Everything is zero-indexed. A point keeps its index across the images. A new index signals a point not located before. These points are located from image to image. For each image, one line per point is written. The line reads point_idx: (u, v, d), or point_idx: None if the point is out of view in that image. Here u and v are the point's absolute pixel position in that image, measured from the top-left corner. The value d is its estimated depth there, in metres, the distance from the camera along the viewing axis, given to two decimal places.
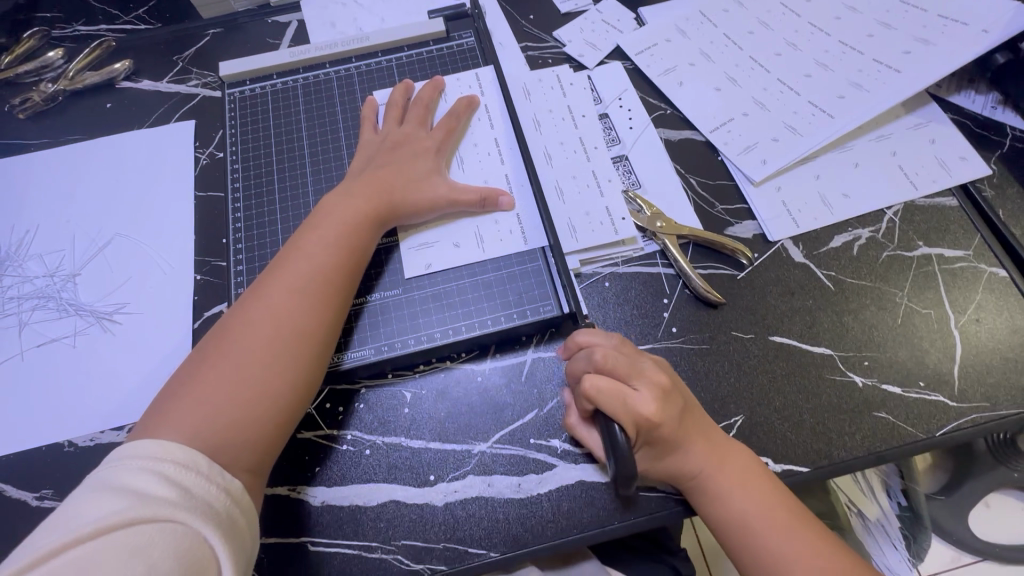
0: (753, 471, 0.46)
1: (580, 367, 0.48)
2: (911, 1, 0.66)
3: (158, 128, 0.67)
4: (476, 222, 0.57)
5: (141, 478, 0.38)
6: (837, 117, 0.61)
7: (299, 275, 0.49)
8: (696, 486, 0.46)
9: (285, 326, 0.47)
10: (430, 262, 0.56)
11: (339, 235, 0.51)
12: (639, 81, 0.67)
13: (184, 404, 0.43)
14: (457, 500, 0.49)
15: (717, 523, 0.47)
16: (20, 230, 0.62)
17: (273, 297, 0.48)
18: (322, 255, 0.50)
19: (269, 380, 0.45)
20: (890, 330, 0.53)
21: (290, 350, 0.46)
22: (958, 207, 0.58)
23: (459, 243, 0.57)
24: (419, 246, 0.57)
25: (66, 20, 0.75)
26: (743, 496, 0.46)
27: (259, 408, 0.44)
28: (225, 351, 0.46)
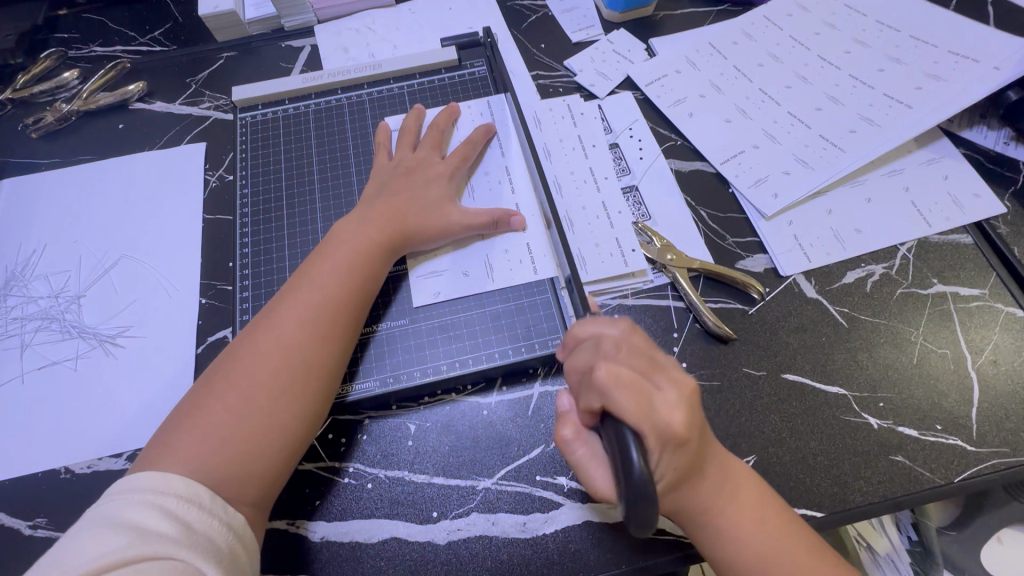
0: (787, 529, 0.42)
1: (579, 363, 0.41)
2: (922, 38, 0.67)
3: (169, 149, 0.67)
4: (486, 250, 0.57)
5: (143, 513, 0.37)
6: (848, 151, 0.61)
7: (309, 303, 0.48)
8: (726, 545, 0.41)
9: (294, 355, 0.46)
10: (439, 291, 0.55)
11: (350, 262, 0.51)
12: (649, 111, 0.67)
13: (190, 435, 0.42)
14: (460, 538, 0.47)
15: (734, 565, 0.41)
16: (27, 249, 0.62)
17: (283, 326, 0.47)
18: (334, 283, 0.50)
19: (277, 411, 0.44)
20: (906, 370, 0.52)
21: (298, 380, 0.46)
22: (973, 245, 0.58)
23: (469, 272, 0.56)
24: (429, 275, 0.56)
25: (82, 41, 0.76)
26: (761, 535, 0.41)
27: (265, 440, 0.44)
28: (233, 381, 0.45)
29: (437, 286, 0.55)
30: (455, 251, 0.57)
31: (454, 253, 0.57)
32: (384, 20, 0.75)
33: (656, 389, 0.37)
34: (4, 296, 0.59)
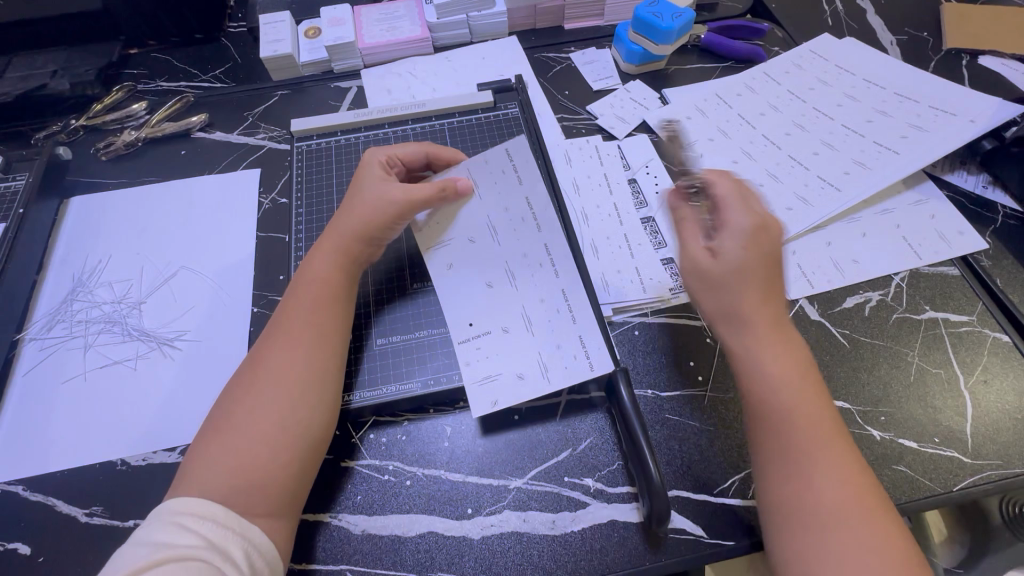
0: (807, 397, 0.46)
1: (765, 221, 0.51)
2: (904, 94, 0.75)
3: (227, 173, 0.74)
4: (540, 343, 0.56)
5: (162, 532, 0.41)
6: (843, 191, 0.67)
7: (281, 326, 0.52)
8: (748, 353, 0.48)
9: (271, 373, 0.48)
10: (497, 404, 0.53)
11: (317, 284, 0.54)
12: (663, 151, 0.74)
13: (199, 462, 0.45)
14: (493, 534, 0.50)
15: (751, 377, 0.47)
16: (94, 259, 0.67)
17: (265, 350, 0.50)
18: (303, 303, 0.53)
19: (269, 422, 0.46)
20: (903, 388, 0.57)
21: (277, 393, 0.47)
22: (960, 276, 0.63)
23: (523, 373, 0.55)
24: (480, 386, 0.54)
25: (150, 77, 0.84)
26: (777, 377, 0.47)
27: (258, 452, 0.45)
28: (225, 408, 0.48)
29: (498, 393, 0.54)
30: (511, 354, 0.55)
31: (507, 351, 0.55)
32: (424, 66, 0.83)
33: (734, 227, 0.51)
34: (70, 301, 0.64)
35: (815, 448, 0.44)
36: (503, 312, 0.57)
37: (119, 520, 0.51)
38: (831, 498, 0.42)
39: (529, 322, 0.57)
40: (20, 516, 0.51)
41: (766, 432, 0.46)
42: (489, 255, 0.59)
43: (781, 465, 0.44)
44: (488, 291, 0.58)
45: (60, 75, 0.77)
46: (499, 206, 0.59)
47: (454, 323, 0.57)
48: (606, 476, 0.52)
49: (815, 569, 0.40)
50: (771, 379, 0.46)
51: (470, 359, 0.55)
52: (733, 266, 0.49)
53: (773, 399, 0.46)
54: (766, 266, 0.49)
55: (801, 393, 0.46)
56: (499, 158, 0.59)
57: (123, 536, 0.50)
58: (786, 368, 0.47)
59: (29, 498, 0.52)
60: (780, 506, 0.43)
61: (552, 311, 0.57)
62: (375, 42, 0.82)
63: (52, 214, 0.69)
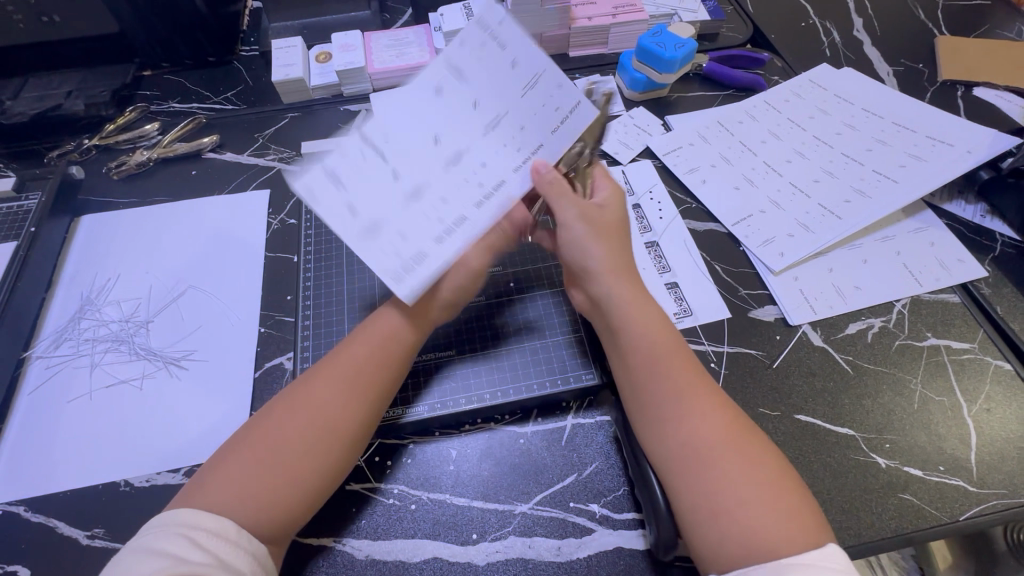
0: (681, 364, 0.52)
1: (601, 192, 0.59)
2: (902, 124, 0.77)
3: (237, 194, 0.75)
4: (426, 245, 0.47)
5: (174, 544, 0.40)
6: (844, 218, 0.69)
7: (338, 372, 0.51)
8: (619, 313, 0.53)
9: (318, 419, 0.48)
10: (351, 221, 0.47)
11: (384, 339, 0.53)
12: (667, 177, 0.76)
13: (216, 480, 0.45)
14: (498, 560, 0.50)
15: (633, 342, 0.52)
16: (103, 278, 0.67)
17: (309, 385, 0.50)
18: (361, 352, 0.52)
19: (308, 464, 0.46)
20: (907, 415, 0.57)
21: (318, 440, 0.47)
22: (961, 303, 0.64)
23: (403, 255, 0.47)
24: (335, 192, 0.46)
25: (163, 99, 0.85)
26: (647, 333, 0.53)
27: (282, 492, 0.45)
28: (262, 436, 0.47)
29: (348, 222, 0.46)
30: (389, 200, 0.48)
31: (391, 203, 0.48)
32: None
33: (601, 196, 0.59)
34: (78, 319, 0.64)
35: (684, 390, 0.50)
36: (420, 175, 0.49)
37: (122, 543, 0.51)
38: (711, 434, 0.47)
39: (417, 197, 0.48)
40: (21, 537, 0.51)
41: (645, 381, 0.51)
42: (462, 120, 0.49)
43: (656, 410, 0.49)
44: (457, 101, 0.49)
45: (75, 96, 0.78)
46: (518, 115, 0.50)
47: (390, 124, 0.48)
48: (612, 502, 0.52)
49: (716, 496, 0.44)
50: (638, 336, 0.53)
51: (387, 160, 0.48)
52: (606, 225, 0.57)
53: (640, 348, 0.52)
54: (614, 232, 0.58)
55: (666, 344, 0.52)
56: (553, 78, 0.49)
57: None
58: (648, 321, 0.53)
59: (31, 519, 0.52)
60: (671, 451, 0.47)
61: (434, 230, 0.48)
62: (385, 67, 0.83)
63: (63, 232, 0.70)
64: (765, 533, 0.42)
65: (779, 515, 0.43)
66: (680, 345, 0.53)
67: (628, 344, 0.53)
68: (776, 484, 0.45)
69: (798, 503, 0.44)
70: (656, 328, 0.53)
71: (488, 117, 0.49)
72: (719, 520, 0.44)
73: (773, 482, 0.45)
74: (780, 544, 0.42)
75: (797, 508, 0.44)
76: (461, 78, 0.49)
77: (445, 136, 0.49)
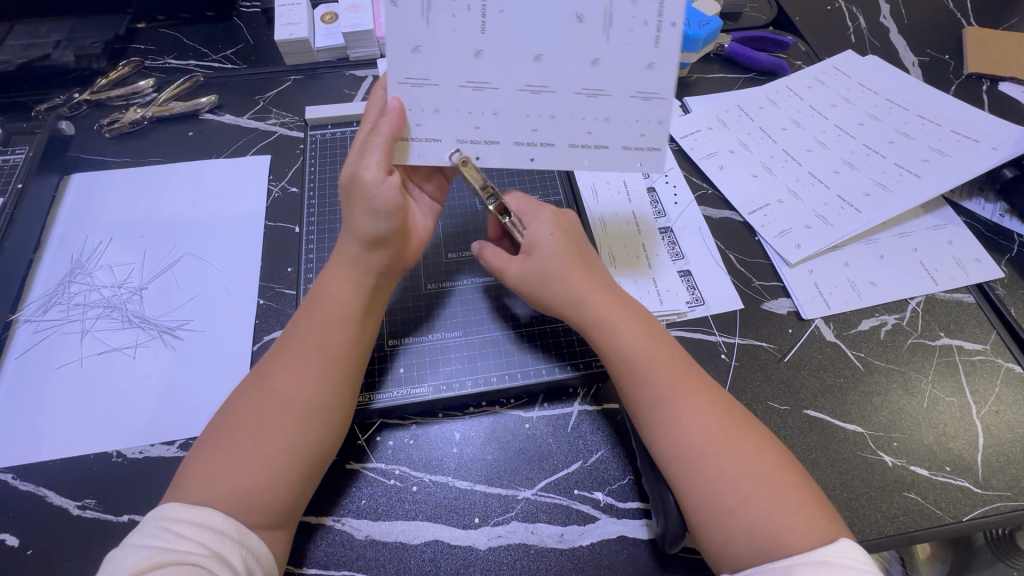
0: (666, 362, 0.50)
1: (535, 228, 0.55)
2: (927, 117, 0.75)
3: (236, 158, 0.72)
4: (447, 136, 0.51)
5: (157, 537, 0.39)
6: (863, 211, 0.67)
7: (292, 349, 0.48)
8: (601, 319, 0.52)
9: (278, 398, 0.46)
10: (409, 56, 0.48)
11: (331, 305, 0.50)
12: (684, 161, 0.73)
13: (201, 467, 0.43)
14: (500, 545, 0.49)
15: (614, 346, 0.51)
16: (94, 240, 0.65)
17: (276, 369, 0.48)
18: (316, 323, 0.49)
19: (275, 444, 0.45)
20: (915, 414, 0.56)
21: (283, 418, 0.45)
22: (975, 303, 0.63)
23: (419, 126, 0.50)
24: (416, 16, 0.47)
25: (158, 53, 0.81)
26: (630, 336, 0.51)
27: (261, 476, 0.43)
28: (228, 425, 0.45)
29: (404, 53, 0.48)
30: (452, 66, 0.49)
31: (446, 65, 0.49)
32: None
33: (539, 227, 0.55)
34: (67, 283, 0.62)
35: (677, 391, 0.48)
36: (495, 76, 0.50)
37: (113, 515, 0.49)
38: (708, 435, 0.46)
39: (479, 89, 0.50)
40: (9, 504, 0.49)
41: (630, 386, 0.50)
42: (568, 60, 0.50)
43: (649, 416, 0.48)
44: (583, 35, 0.49)
45: (64, 46, 0.75)
46: (614, 105, 0.51)
47: (512, 12, 0.48)
48: (617, 491, 0.52)
49: (718, 497, 0.44)
50: (621, 341, 0.51)
51: (483, 31, 0.48)
52: (552, 251, 0.54)
53: (624, 350, 0.50)
54: (577, 250, 0.55)
55: (650, 347, 0.51)
56: (663, 110, 0.52)
57: (117, 531, 0.48)
58: (633, 326, 0.52)
59: (20, 487, 0.50)
60: (669, 454, 0.46)
61: (466, 133, 0.51)
62: None
63: (52, 191, 0.67)
64: (771, 532, 0.42)
65: (786, 512, 0.42)
66: (669, 347, 0.52)
67: (614, 354, 0.51)
68: (780, 479, 0.44)
69: (802, 493, 0.44)
70: (638, 331, 0.51)
71: (593, 84, 0.51)
72: (723, 520, 0.43)
73: (776, 478, 0.44)
74: (786, 540, 0.41)
75: (804, 502, 0.43)
76: (606, 31, 0.49)
77: (546, 55, 0.49)
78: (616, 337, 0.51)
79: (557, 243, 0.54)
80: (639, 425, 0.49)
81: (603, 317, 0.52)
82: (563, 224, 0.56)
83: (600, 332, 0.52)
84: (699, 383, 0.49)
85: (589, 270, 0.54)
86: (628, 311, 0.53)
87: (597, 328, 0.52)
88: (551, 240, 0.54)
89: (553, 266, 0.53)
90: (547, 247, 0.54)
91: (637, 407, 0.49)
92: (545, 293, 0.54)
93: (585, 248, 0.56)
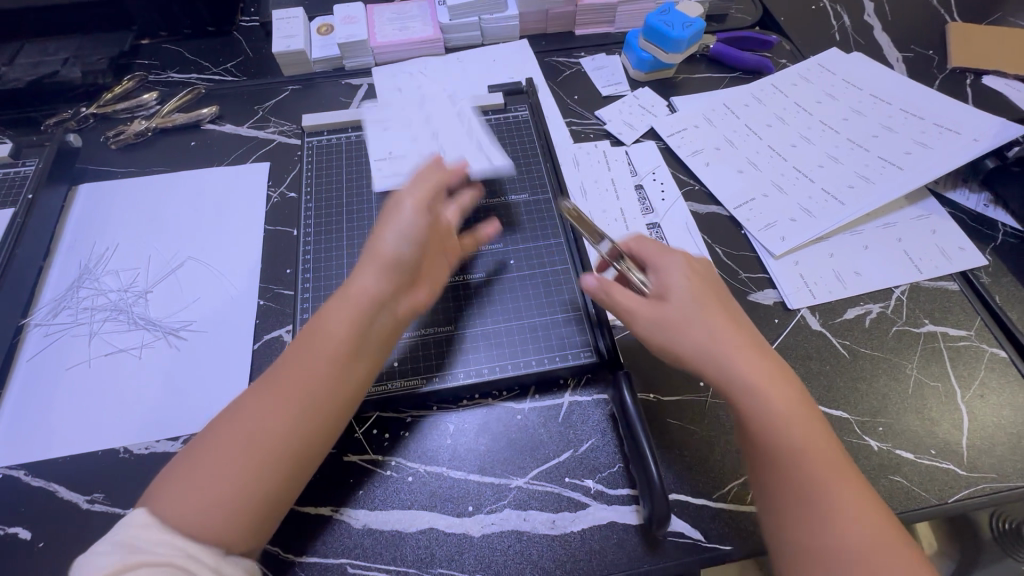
0: (816, 437, 0.43)
1: (672, 274, 0.50)
2: (910, 111, 0.76)
3: (236, 166, 0.74)
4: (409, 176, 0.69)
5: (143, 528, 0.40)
6: (847, 203, 0.68)
7: (290, 374, 0.47)
8: (753, 383, 0.44)
9: (266, 424, 0.45)
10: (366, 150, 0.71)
11: (334, 336, 0.48)
12: (671, 159, 0.75)
13: (175, 486, 0.42)
14: (493, 532, 0.50)
15: (761, 414, 0.44)
16: (102, 247, 0.67)
17: (267, 391, 0.46)
18: (318, 354, 0.48)
19: (252, 472, 0.43)
20: (901, 400, 0.57)
21: (267, 445, 0.44)
22: (959, 290, 0.64)
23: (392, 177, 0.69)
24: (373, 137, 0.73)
25: (162, 68, 0.84)
26: (784, 403, 0.44)
27: (233, 503, 0.42)
28: (208, 444, 0.44)
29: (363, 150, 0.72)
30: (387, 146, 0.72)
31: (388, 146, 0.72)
32: (435, 67, 0.84)
33: (671, 271, 0.51)
34: (76, 288, 0.64)
35: (831, 478, 0.42)
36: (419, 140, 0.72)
37: (121, 508, 0.51)
38: (863, 536, 0.40)
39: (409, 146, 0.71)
40: (22, 499, 0.51)
41: (773, 461, 0.43)
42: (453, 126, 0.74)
43: (794, 500, 0.42)
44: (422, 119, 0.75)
45: (72, 63, 0.78)
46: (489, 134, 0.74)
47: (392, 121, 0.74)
48: (607, 479, 0.53)
49: None
50: (776, 411, 0.44)
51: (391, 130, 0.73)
52: (687, 298, 0.49)
53: (777, 420, 0.43)
54: (713, 294, 0.50)
55: (803, 418, 0.44)
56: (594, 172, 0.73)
57: None
58: (783, 393, 0.45)
59: (32, 483, 0.52)
60: (812, 549, 0.41)
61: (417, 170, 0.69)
62: (388, 41, 0.82)
63: (61, 200, 0.70)
64: None
65: None
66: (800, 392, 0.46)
67: (766, 421, 0.44)
68: None
69: None
70: (769, 373, 0.45)
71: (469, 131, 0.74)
72: None
73: None
74: None
75: None
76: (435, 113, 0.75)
77: None
78: (767, 403, 0.44)
79: (693, 291, 0.49)
80: (776, 508, 0.43)
81: (735, 361, 0.45)
82: (697, 271, 0.52)
83: (747, 396, 0.44)
84: (848, 467, 0.43)
85: (731, 326, 0.48)
86: (781, 373, 0.46)
87: (743, 390, 0.45)
88: (687, 287, 0.50)
89: (693, 314, 0.48)
90: (678, 293, 0.49)
91: (775, 484, 0.43)
92: (680, 344, 0.47)
93: (720, 299, 0.50)
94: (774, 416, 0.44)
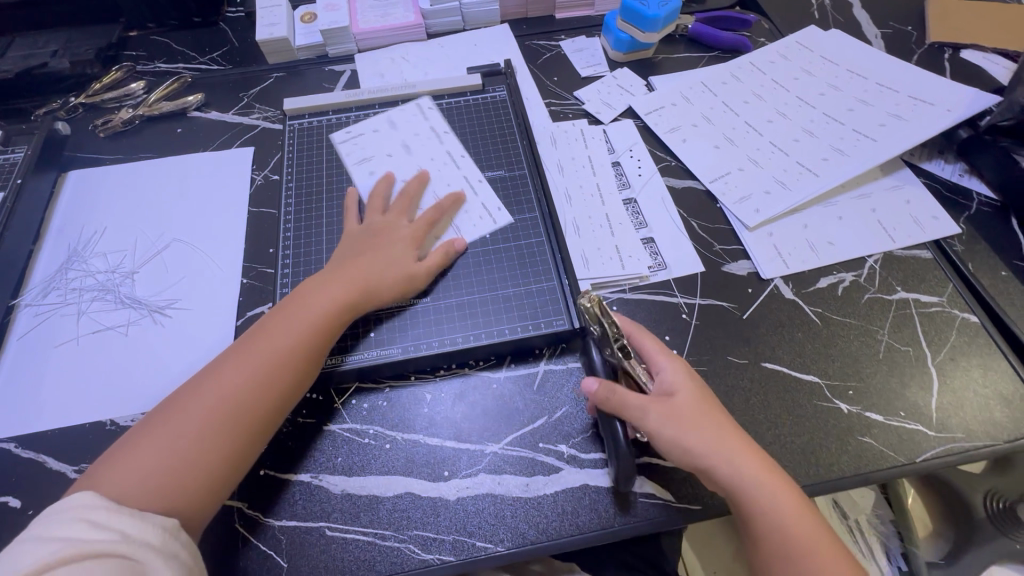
0: (816, 535, 0.46)
1: (672, 373, 0.51)
2: (885, 85, 0.77)
3: (221, 151, 0.76)
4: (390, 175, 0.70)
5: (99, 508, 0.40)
6: (821, 175, 0.69)
7: (240, 369, 0.50)
8: (757, 492, 0.46)
9: (214, 409, 0.48)
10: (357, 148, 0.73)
11: (288, 337, 0.52)
12: (648, 136, 0.76)
13: (119, 472, 0.44)
14: (468, 495, 0.52)
15: (766, 522, 0.46)
16: (90, 230, 0.69)
17: (216, 380, 0.49)
18: (273, 350, 0.52)
19: (198, 455, 0.46)
20: (872, 364, 0.58)
21: (214, 429, 0.47)
22: (932, 258, 0.65)
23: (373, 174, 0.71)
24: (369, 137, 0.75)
25: (149, 58, 0.85)
26: (784, 509, 0.46)
27: (177, 486, 0.45)
28: (154, 432, 0.46)
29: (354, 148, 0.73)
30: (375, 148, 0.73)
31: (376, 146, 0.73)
32: (416, 52, 0.85)
33: (670, 368, 0.51)
34: (65, 269, 0.66)
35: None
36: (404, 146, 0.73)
37: None
38: None
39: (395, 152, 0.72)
40: (12, 470, 0.53)
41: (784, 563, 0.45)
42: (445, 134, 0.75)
43: None
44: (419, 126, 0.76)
45: (61, 55, 0.80)
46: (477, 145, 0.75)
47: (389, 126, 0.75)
48: (581, 443, 0.54)
49: None
50: (780, 520, 0.46)
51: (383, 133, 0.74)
52: (689, 402, 0.49)
53: (777, 527, 0.46)
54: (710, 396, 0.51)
55: (803, 520, 0.46)
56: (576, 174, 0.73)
57: None
58: (784, 497, 0.47)
59: (22, 454, 0.54)
60: None
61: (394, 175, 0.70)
62: (370, 27, 0.83)
63: (50, 187, 0.71)
64: None
65: None
66: (787, 477, 0.48)
67: (767, 528, 0.46)
68: None
69: None
70: (771, 473, 0.47)
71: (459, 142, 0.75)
72: None
73: None
74: None
75: None
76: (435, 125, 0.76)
77: None
78: (769, 511, 0.46)
79: (694, 394, 0.50)
80: None
81: (739, 468, 0.47)
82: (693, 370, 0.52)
83: (753, 505, 0.46)
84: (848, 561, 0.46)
85: (729, 429, 0.49)
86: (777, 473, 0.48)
87: (748, 502, 0.46)
88: (687, 387, 0.50)
89: (697, 424, 0.48)
90: (682, 394, 0.49)
91: None
92: (689, 456, 0.48)
93: (716, 399, 0.51)
94: (783, 525, 0.46)
